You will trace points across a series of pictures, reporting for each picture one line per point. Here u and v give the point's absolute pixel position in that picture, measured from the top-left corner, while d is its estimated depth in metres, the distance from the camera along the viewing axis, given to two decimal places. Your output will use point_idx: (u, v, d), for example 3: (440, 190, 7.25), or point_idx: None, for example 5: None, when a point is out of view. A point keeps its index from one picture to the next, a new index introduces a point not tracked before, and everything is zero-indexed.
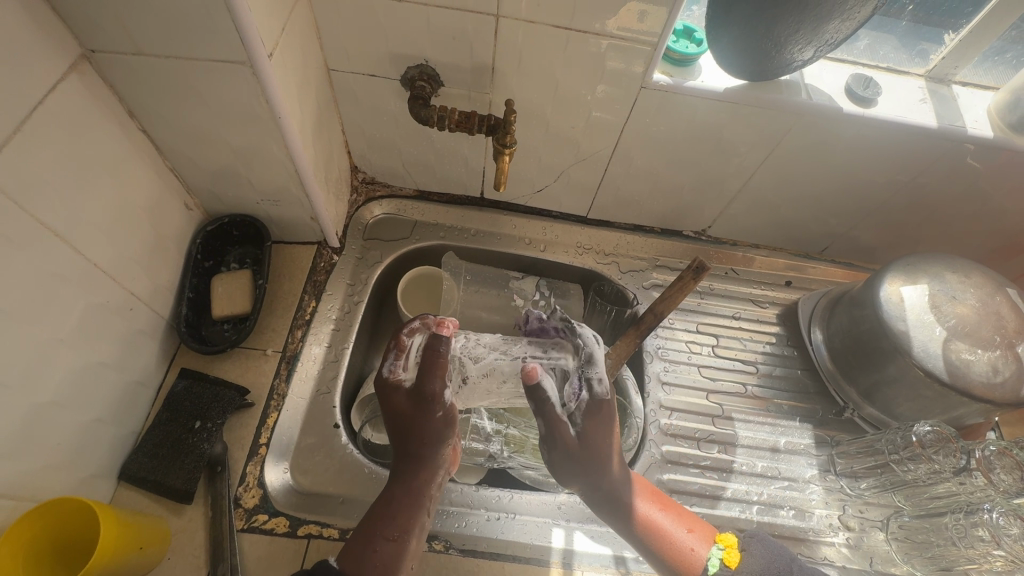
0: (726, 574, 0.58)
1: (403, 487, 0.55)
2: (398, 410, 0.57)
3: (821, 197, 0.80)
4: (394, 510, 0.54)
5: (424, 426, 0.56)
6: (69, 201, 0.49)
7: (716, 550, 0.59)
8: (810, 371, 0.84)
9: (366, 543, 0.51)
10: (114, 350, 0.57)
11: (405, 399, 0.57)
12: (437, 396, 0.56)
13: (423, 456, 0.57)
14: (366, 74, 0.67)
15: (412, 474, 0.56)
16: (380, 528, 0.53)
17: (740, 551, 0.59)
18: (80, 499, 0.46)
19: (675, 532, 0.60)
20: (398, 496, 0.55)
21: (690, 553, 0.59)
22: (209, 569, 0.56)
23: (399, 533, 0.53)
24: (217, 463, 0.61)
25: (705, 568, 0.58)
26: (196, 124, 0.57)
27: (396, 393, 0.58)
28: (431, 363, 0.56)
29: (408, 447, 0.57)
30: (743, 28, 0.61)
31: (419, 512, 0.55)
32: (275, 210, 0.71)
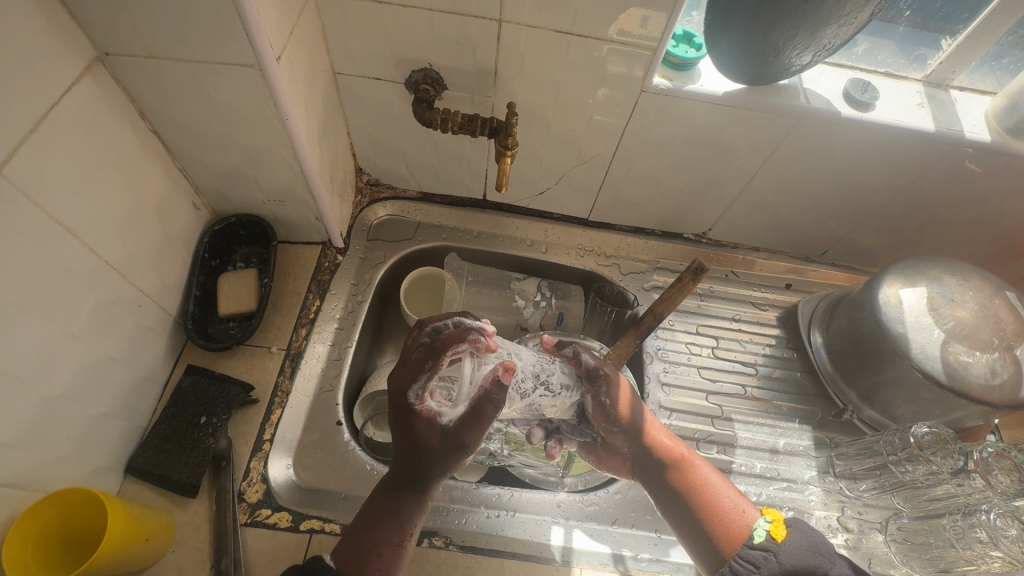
0: (772, 546, 0.53)
1: (412, 498, 0.55)
2: (423, 438, 0.55)
3: (820, 200, 0.81)
4: (401, 520, 0.54)
5: (450, 460, 0.55)
6: (81, 199, 0.50)
7: (762, 521, 0.55)
8: (810, 373, 0.84)
9: (371, 547, 0.52)
10: (123, 345, 0.58)
11: (439, 439, 0.55)
12: (471, 444, 0.55)
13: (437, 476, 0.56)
14: (371, 78, 0.68)
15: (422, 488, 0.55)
16: (385, 536, 0.53)
17: (787, 525, 0.55)
18: (88, 489, 0.47)
19: (723, 492, 0.58)
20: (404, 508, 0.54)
21: (739, 514, 0.57)
22: (213, 562, 0.57)
23: (403, 538, 0.54)
24: (222, 458, 0.62)
25: (750, 537, 0.55)
26: (205, 125, 0.59)
27: (429, 430, 0.55)
28: (480, 417, 0.55)
29: (423, 463, 0.55)
30: (741, 34, 0.62)
31: (420, 517, 0.55)
32: (281, 211, 0.72)
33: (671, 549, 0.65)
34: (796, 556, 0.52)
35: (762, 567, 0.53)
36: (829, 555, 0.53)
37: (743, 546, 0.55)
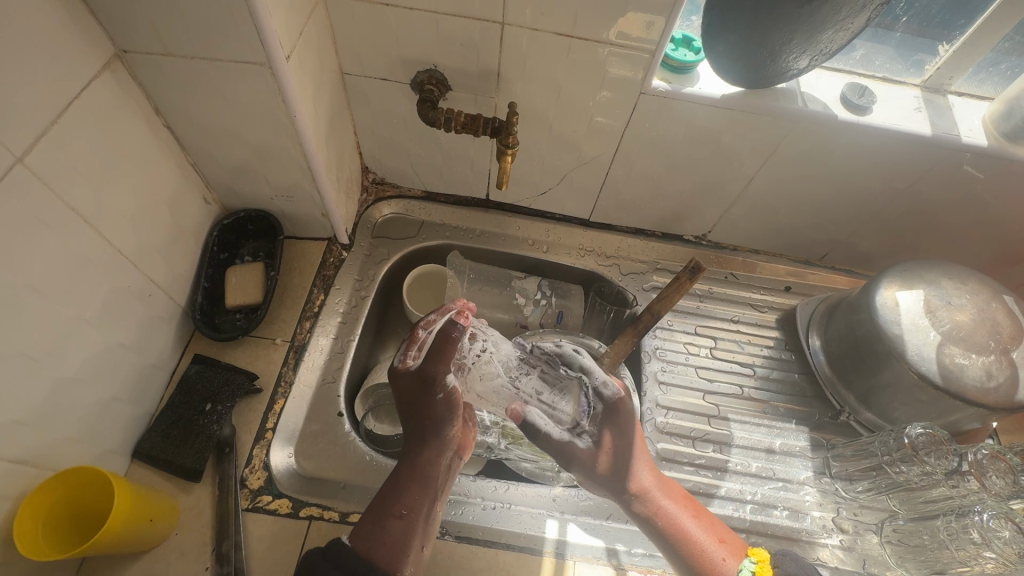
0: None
1: (413, 463, 0.58)
2: (402, 393, 0.60)
3: (818, 203, 0.82)
4: (399, 488, 0.55)
5: (427, 407, 0.59)
6: (98, 190, 0.53)
7: (749, 563, 0.58)
8: (808, 375, 0.85)
9: (375, 523, 0.52)
10: (133, 332, 0.60)
11: (412, 384, 0.59)
12: (434, 379, 0.58)
13: (427, 435, 0.59)
14: (378, 78, 0.71)
15: (420, 456, 0.58)
16: (387, 508, 0.54)
17: (773, 566, 0.57)
18: (97, 469, 0.49)
19: (703, 542, 0.59)
20: (405, 480, 0.56)
21: (719, 562, 0.58)
22: (215, 545, 0.58)
23: (406, 510, 0.54)
24: (225, 444, 0.63)
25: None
26: (217, 122, 0.61)
27: (399, 381, 0.59)
28: (435, 349, 0.57)
29: (416, 428, 0.59)
30: (739, 39, 0.63)
31: (421, 490, 0.56)
32: (288, 206, 0.74)
33: None
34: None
35: None
36: None
37: None
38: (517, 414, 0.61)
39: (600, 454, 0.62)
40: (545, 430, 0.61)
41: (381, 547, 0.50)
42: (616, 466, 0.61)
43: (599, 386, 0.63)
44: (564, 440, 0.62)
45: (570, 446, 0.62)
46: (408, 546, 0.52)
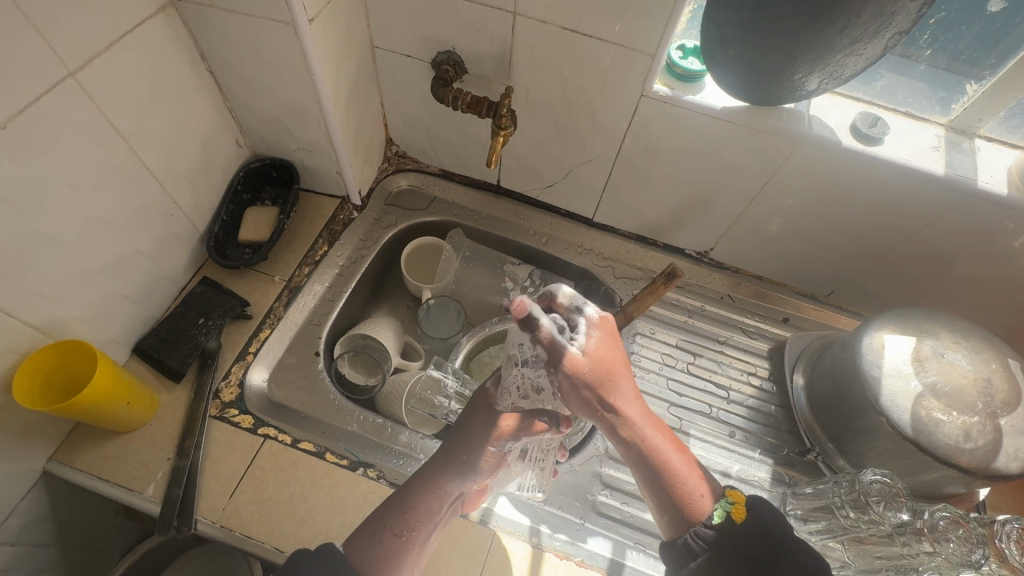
0: (730, 527, 0.53)
1: (427, 501, 0.57)
2: (465, 420, 0.62)
3: (824, 233, 0.79)
4: (407, 507, 0.56)
5: (473, 455, 0.59)
6: (139, 115, 0.61)
7: (724, 502, 0.55)
8: (786, 410, 0.82)
9: (371, 536, 0.54)
10: (151, 243, 0.68)
11: (476, 424, 0.61)
12: (499, 431, 0.60)
13: (438, 484, 0.58)
14: (402, 54, 0.77)
15: (431, 494, 0.57)
16: (387, 526, 0.55)
17: (748, 506, 0.55)
18: (88, 344, 0.57)
19: (684, 476, 0.56)
20: (414, 506, 0.56)
21: (697, 498, 0.55)
22: (179, 441, 0.65)
23: (406, 530, 0.55)
24: (209, 356, 0.71)
25: (710, 517, 0.54)
26: (250, 74, 0.69)
27: (465, 425, 0.61)
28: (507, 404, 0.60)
29: (439, 466, 0.58)
30: (740, 52, 0.63)
31: (430, 517, 0.57)
32: (308, 160, 0.82)
33: (589, 537, 0.66)
34: (753, 539, 0.52)
35: (715, 545, 0.52)
36: (783, 539, 0.53)
37: (702, 522, 0.54)
38: (521, 307, 0.52)
39: (577, 362, 0.55)
40: (546, 333, 0.54)
41: (372, 561, 0.52)
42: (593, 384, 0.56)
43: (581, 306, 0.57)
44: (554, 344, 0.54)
45: (559, 342, 0.54)
46: (400, 566, 0.54)
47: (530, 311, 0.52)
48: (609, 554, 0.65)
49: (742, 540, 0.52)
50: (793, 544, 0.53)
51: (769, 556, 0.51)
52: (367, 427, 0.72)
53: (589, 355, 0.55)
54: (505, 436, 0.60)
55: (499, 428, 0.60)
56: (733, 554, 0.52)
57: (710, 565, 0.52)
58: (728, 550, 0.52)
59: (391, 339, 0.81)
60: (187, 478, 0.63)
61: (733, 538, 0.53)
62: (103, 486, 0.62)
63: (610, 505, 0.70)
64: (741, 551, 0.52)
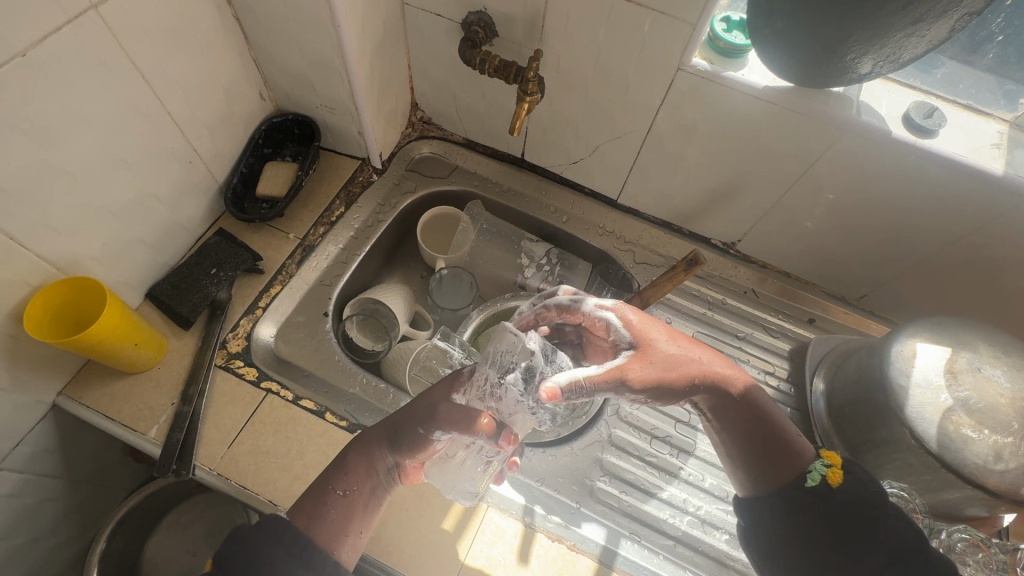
0: (825, 489, 0.53)
1: (357, 470, 0.54)
2: (417, 400, 0.58)
3: (862, 231, 0.74)
4: (344, 468, 0.55)
5: (406, 433, 0.55)
6: (162, 56, 0.60)
7: (821, 464, 0.55)
8: (801, 413, 0.79)
9: (319, 498, 0.53)
10: (169, 189, 0.68)
11: (421, 406, 0.56)
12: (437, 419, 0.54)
13: (373, 454, 0.55)
14: (433, 13, 0.74)
15: (362, 463, 0.55)
16: (331, 484, 0.54)
17: (844, 471, 0.54)
18: (100, 283, 0.57)
19: (782, 431, 0.57)
20: (351, 468, 0.55)
21: (795, 454, 0.56)
22: (184, 387, 0.66)
23: (350, 491, 0.54)
24: (218, 307, 0.71)
25: (803, 479, 0.54)
26: (277, 22, 0.67)
27: (411, 403, 0.58)
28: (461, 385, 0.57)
29: (375, 433, 0.57)
30: (790, 26, 0.58)
31: (365, 484, 0.55)
32: (330, 118, 0.80)
33: (583, 523, 0.65)
34: (850, 503, 0.52)
35: (810, 507, 0.52)
36: (882, 505, 0.51)
37: (802, 478, 0.54)
38: (552, 394, 0.53)
39: (639, 371, 0.56)
40: (594, 379, 0.55)
41: (320, 521, 0.51)
42: (674, 376, 0.57)
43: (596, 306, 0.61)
44: (612, 370, 0.56)
45: (611, 372, 0.55)
46: (342, 525, 0.52)
47: (563, 387, 0.54)
48: (603, 542, 0.64)
49: (839, 504, 0.52)
50: (892, 509, 0.51)
51: (865, 524, 0.50)
52: (370, 391, 0.71)
53: (647, 352, 0.58)
54: (437, 423, 0.54)
55: (444, 418, 0.54)
56: (826, 518, 0.51)
57: (800, 526, 0.52)
58: (820, 510, 0.52)
59: (400, 306, 0.79)
60: (189, 424, 0.63)
61: (827, 500, 0.52)
62: (107, 424, 0.63)
63: (608, 492, 0.68)
64: (834, 515, 0.51)
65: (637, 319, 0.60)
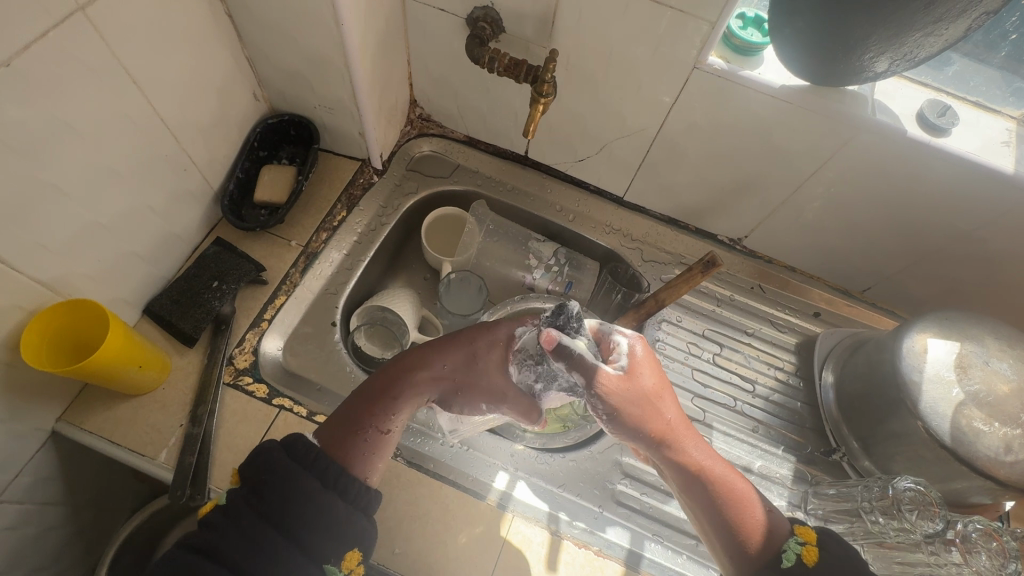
0: (801, 570, 0.50)
1: (401, 401, 0.58)
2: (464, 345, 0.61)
3: (870, 228, 0.75)
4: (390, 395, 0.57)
5: (467, 386, 0.61)
6: (153, 60, 0.56)
7: (795, 542, 0.52)
8: (811, 407, 0.80)
9: (354, 428, 0.55)
10: (164, 199, 0.64)
11: (480, 364, 0.61)
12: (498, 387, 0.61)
13: (418, 390, 0.59)
14: (436, 8, 0.70)
15: (408, 397, 0.58)
16: (375, 419, 0.56)
17: (820, 547, 0.52)
18: (104, 308, 0.54)
19: (752, 505, 0.55)
20: (396, 398, 0.57)
21: (766, 532, 0.54)
22: (192, 407, 0.63)
23: (389, 427, 0.56)
24: (223, 321, 0.68)
25: (780, 558, 0.52)
26: (274, 21, 0.63)
27: (470, 354, 0.61)
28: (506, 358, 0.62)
29: (428, 380, 0.59)
30: (810, 25, 0.58)
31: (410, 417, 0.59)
32: (329, 119, 0.77)
33: (608, 527, 0.65)
34: None
35: None
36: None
37: (768, 564, 0.52)
38: (550, 340, 0.54)
39: (617, 389, 0.55)
40: (582, 360, 0.54)
41: (353, 451, 0.53)
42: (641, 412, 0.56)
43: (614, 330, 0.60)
44: (592, 366, 0.54)
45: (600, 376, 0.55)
46: (382, 458, 0.55)
47: (562, 341, 0.54)
48: (628, 545, 0.64)
49: None
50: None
51: None
52: None
53: (634, 375, 0.57)
54: (497, 398, 0.61)
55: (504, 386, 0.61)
56: None
57: None
58: None
59: (410, 313, 0.77)
60: (201, 446, 0.61)
61: None
62: (113, 450, 0.60)
63: (629, 495, 0.68)
64: None
65: (645, 354, 0.58)
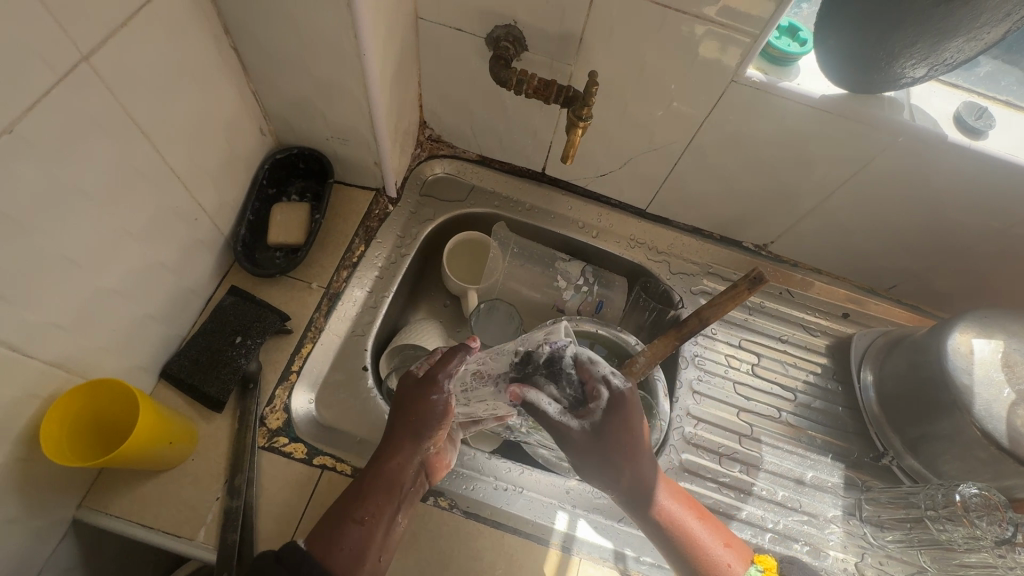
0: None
1: (396, 457, 0.54)
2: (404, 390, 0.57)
3: (901, 229, 0.75)
4: (384, 455, 0.54)
5: (416, 405, 0.55)
6: (160, 106, 0.51)
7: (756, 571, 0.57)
8: (853, 410, 0.79)
9: (335, 522, 0.51)
10: (175, 253, 0.59)
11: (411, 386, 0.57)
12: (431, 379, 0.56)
13: (408, 435, 0.54)
14: (453, 28, 0.66)
15: (401, 451, 0.54)
16: (349, 510, 0.52)
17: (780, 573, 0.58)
18: (139, 392, 0.49)
19: (711, 547, 0.57)
20: (391, 455, 0.54)
21: (724, 569, 0.56)
22: (228, 478, 0.58)
23: (367, 516, 0.51)
24: (250, 380, 0.63)
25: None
26: (285, 52, 0.58)
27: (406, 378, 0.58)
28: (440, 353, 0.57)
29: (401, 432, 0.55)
30: (856, 34, 0.56)
31: (395, 499, 0.54)
32: (342, 150, 0.72)
33: None
34: None
35: None
36: None
37: None
38: (515, 395, 0.52)
39: (575, 437, 0.53)
40: (549, 417, 0.52)
41: (336, 554, 0.48)
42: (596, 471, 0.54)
43: (607, 375, 0.53)
44: (559, 426, 0.52)
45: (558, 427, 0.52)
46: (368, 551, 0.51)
47: (528, 396, 0.51)
48: None
49: None
50: None
51: None
52: None
53: (604, 436, 0.53)
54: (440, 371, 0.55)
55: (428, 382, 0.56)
56: None
57: None
58: None
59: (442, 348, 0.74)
60: (243, 520, 0.56)
61: None
62: (146, 535, 0.55)
63: None
64: None
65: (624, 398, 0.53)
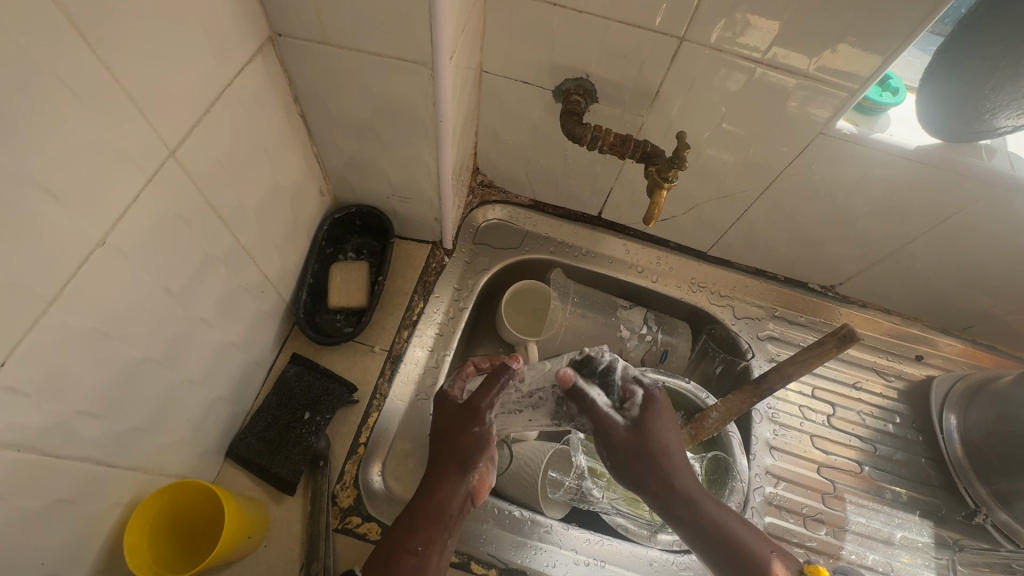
0: None
1: (443, 490, 0.51)
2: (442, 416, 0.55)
3: (986, 274, 0.71)
4: (432, 489, 0.51)
5: (458, 438, 0.52)
6: (235, 186, 0.48)
7: None
8: (937, 461, 0.76)
9: (388, 556, 0.47)
10: (243, 330, 0.56)
11: (450, 412, 0.55)
12: (473, 408, 0.53)
13: (457, 471, 0.51)
14: (519, 80, 0.64)
15: (447, 484, 0.51)
16: (402, 543, 0.48)
17: None
18: (220, 491, 0.47)
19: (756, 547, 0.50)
20: (439, 488, 0.51)
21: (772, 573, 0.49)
22: (304, 565, 0.55)
23: (420, 547, 0.48)
24: (320, 457, 0.60)
25: None
26: (355, 118, 0.56)
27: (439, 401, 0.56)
28: (483, 381, 0.54)
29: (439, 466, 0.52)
30: (967, 80, 0.53)
31: (443, 529, 0.49)
32: (401, 206, 0.69)
33: None
34: None
35: None
36: None
37: None
38: (566, 379, 0.52)
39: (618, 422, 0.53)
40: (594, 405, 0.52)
41: None
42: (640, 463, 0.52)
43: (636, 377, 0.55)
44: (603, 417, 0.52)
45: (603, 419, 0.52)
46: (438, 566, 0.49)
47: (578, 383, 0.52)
48: None
49: None
50: None
51: None
52: (505, 523, 0.63)
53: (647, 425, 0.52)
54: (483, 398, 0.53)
55: (477, 412, 0.53)
56: None
57: None
58: None
59: None
60: None
61: None
62: None
63: None
64: None
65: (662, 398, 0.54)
